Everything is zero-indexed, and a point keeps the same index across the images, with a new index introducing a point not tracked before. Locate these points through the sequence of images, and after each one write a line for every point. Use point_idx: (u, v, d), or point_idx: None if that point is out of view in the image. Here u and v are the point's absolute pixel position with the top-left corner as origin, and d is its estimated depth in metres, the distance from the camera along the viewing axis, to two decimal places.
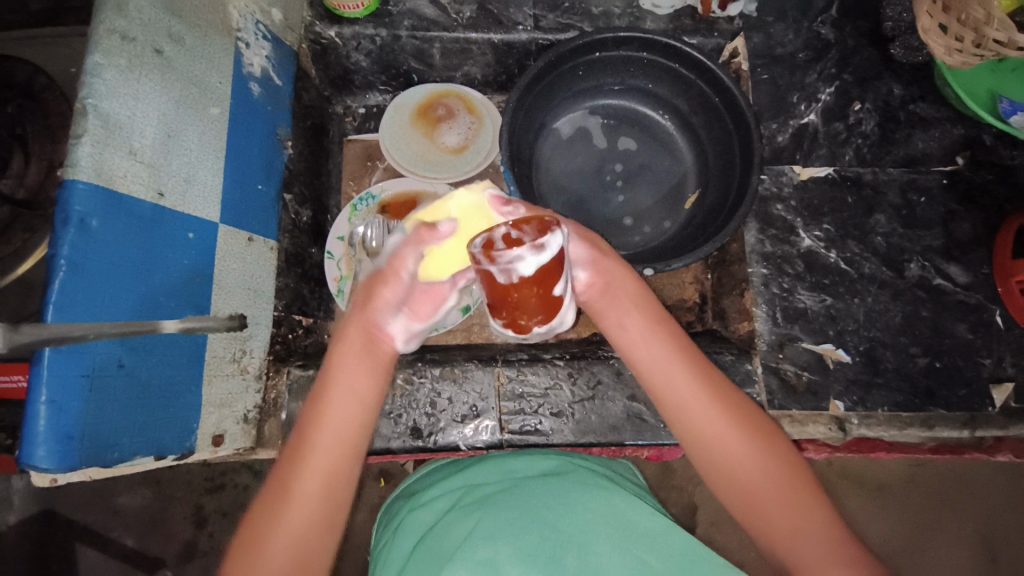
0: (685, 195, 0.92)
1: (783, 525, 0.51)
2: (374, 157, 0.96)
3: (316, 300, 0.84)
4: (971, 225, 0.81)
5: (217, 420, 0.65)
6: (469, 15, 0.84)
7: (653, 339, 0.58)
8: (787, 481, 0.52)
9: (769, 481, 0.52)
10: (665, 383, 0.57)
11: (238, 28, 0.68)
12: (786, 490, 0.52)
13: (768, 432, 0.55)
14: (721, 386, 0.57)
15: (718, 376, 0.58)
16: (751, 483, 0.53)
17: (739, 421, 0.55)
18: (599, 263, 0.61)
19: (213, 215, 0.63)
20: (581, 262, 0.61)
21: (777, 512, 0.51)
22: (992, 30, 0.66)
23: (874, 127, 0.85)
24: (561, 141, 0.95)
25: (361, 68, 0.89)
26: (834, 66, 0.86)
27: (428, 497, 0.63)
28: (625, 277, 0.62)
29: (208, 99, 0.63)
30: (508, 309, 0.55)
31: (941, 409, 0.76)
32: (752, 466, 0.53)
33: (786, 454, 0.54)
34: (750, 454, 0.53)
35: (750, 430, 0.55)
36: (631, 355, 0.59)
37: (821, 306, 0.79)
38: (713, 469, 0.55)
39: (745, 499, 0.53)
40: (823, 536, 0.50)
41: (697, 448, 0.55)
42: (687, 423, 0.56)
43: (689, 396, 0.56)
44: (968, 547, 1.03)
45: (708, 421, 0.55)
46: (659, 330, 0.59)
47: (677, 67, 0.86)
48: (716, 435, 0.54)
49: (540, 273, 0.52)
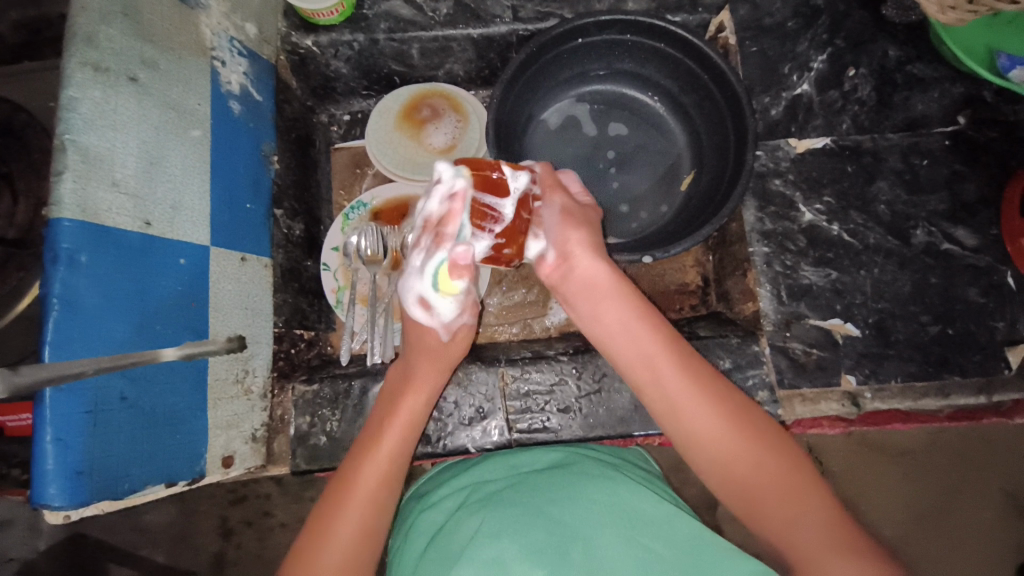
0: (680, 177, 0.91)
1: (777, 517, 0.50)
2: (362, 164, 0.95)
3: (316, 312, 0.83)
4: (976, 186, 0.79)
5: (226, 441, 0.65)
6: (446, 11, 0.82)
7: (637, 334, 0.60)
8: (788, 476, 0.52)
9: (763, 472, 0.52)
10: (651, 381, 0.58)
11: (212, 46, 0.68)
12: (781, 480, 0.51)
13: (762, 421, 0.55)
14: (718, 385, 0.57)
15: (712, 372, 0.58)
16: (746, 476, 0.52)
17: (730, 415, 0.55)
18: (569, 247, 0.65)
19: (203, 238, 0.63)
20: (552, 244, 0.66)
21: (770, 504, 0.51)
22: None
23: (871, 92, 0.82)
24: (551, 132, 0.93)
25: (342, 75, 0.88)
26: (825, 32, 0.84)
27: (437, 497, 0.63)
28: (606, 274, 0.64)
29: (188, 121, 0.63)
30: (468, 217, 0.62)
31: (956, 376, 0.74)
32: (746, 459, 0.53)
33: (781, 437, 0.54)
34: (741, 444, 0.53)
35: (747, 428, 0.54)
36: (614, 349, 0.62)
37: (826, 281, 0.78)
38: (704, 463, 0.55)
39: (739, 491, 0.53)
40: (823, 526, 0.49)
41: (689, 446, 0.56)
42: (679, 421, 0.56)
43: (672, 390, 0.57)
44: (994, 506, 1.02)
45: (696, 415, 0.55)
46: (647, 325, 0.60)
47: (664, 47, 0.84)
48: (705, 430, 0.55)
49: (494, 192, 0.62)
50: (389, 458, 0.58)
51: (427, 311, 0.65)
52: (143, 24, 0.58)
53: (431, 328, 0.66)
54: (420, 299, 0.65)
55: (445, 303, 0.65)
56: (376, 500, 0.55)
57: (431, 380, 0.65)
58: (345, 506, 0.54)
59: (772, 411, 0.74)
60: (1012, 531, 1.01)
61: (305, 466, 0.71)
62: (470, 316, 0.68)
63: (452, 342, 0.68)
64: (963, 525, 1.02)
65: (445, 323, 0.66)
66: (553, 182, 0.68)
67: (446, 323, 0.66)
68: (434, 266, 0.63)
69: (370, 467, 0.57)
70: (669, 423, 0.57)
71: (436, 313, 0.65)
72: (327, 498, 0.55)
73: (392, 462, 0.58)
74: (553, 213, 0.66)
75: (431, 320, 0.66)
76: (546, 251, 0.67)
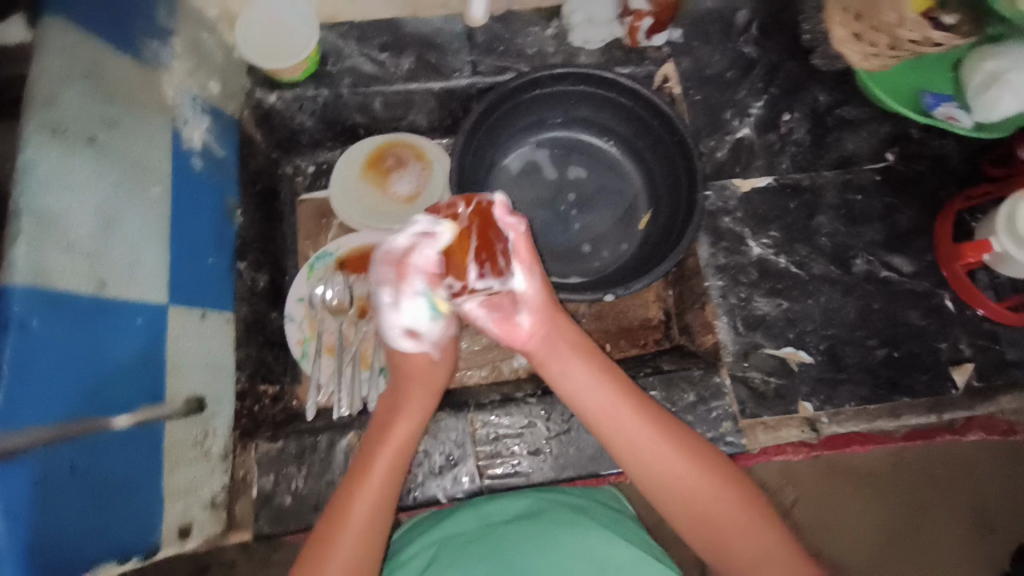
0: (638, 216, 0.95)
1: (746, 558, 0.52)
2: (328, 214, 0.94)
3: (281, 364, 0.82)
4: (909, 217, 0.85)
5: (184, 508, 0.63)
6: (408, 67, 0.86)
7: (599, 387, 0.60)
8: (752, 517, 0.53)
9: (724, 508, 0.54)
10: (616, 430, 0.58)
11: (175, 105, 0.69)
12: (746, 519, 0.53)
13: (718, 459, 0.57)
14: (678, 430, 0.58)
15: (668, 417, 0.60)
16: (716, 521, 0.53)
17: (696, 460, 0.56)
18: (542, 310, 0.64)
19: (161, 296, 0.62)
20: (528, 306, 0.64)
21: (739, 544, 0.52)
22: (906, 31, 0.72)
23: (806, 134, 0.88)
24: (513, 176, 0.96)
25: (307, 128, 0.89)
26: (761, 80, 0.90)
27: (406, 554, 0.60)
28: (564, 329, 0.64)
29: (148, 179, 0.63)
30: (485, 250, 0.63)
31: (907, 398, 0.78)
32: (713, 502, 0.54)
33: (741, 480, 0.56)
34: (704, 483, 0.55)
35: (712, 471, 0.55)
36: (584, 406, 0.61)
37: (778, 311, 0.81)
38: (672, 505, 0.55)
39: (701, 528, 0.54)
40: (782, 559, 0.51)
41: (658, 492, 0.56)
42: (643, 463, 0.56)
43: (636, 433, 0.57)
44: (962, 519, 1.01)
45: (659, 455, 0.56)
46: (607, 376, 0.61)
47: (616, 97, 0.89)
48: (669, 473, 0.55)
49: (484, 222, 0.63)
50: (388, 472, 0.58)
51: (415, 339, 0.66)
52: (106, 85, 0.59)
53: (421, 351, 0.67)
54: (407, 332, 0.65)
55: (434, 327, 0.65)
56: (387, 499, 0.56)
57: (426, 401, 0.65)
58: (349, 513, 0.54)
59: (735, 440, 0.76)
60: (983, 544, 1.00)
61: (269, 529, 0.69)
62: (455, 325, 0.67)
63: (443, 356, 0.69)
64: (936, 541, 1.01)
65: (434, 342, 0.67)
66: (533, 251, 0.64)
67: (434, 340, 0.67)
68: (417, 291, 0.62)
69: (380, 469, 0.58)
70: (636, 473, 0.57)
71: (423, 338, 0.66)
72: (316, 534, 0.54)
73: (391, 477, 0.58)
74: (528, 275, 0.63)
75: (419, 344, 0.66)
76: (518, 317, 0.64)
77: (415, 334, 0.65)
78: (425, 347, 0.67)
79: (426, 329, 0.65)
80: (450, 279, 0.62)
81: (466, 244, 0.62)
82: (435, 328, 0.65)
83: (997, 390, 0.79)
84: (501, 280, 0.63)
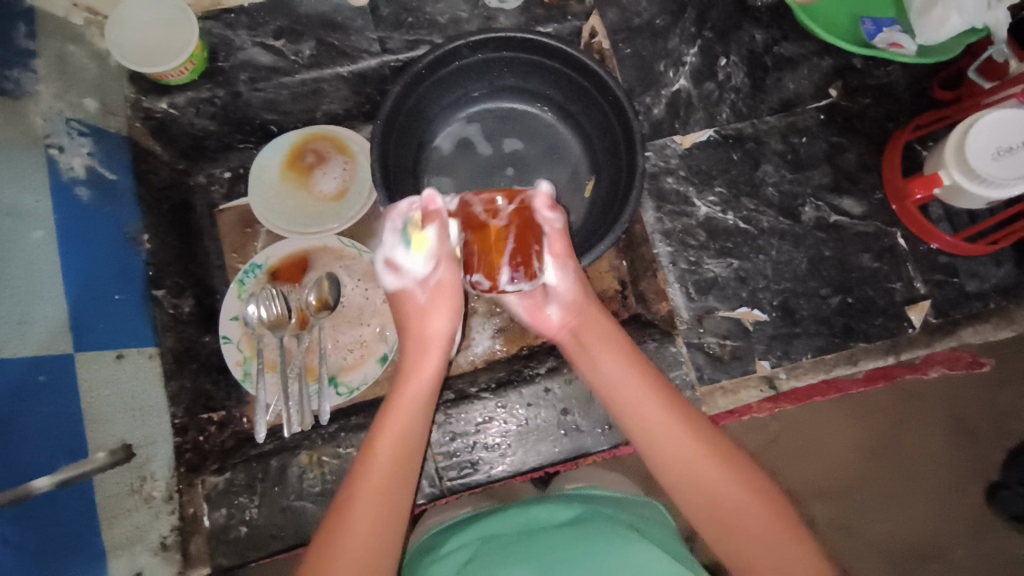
0: (582, 184, 0.90)
1: (757, 551, 0.52)
2: (252, 223, 0.88)
3: (224, 390, 0.78)
4: (856, 155, 0.82)
5: (130, 558, 0.61)
6: (309, 53, 0.79)
7: (622, 375, 0.60)
8: (767, 509, 0.53)
9: (741, 501, 0.53)
10: (634, 415, 0.58)
11: (46, 134, 0.64)
12: (761, 513, 0.53)
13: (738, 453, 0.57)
14: (699, 421, 0.58)
15: (689, 408, 0.59)
16: (731, 514, 0.53)
17: (715, 451, 0.56)
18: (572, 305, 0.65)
19: (66, 346, 0.59)
20: (558, 300, 0.65)
21: (752, 537, 0.52)
22: None
23: (744, 78, 0.83)
24: (445, 158, 0.91)
25: (211, 132, 0.82)
26: (693, 25, 0.84)
27: (444, 551, 0.60)
28: (584, 323, 0.64)
29: (26, 224, 0.58)
30: (521, 253, 0.60)
31: (863, 343, 0.78)
32: (730, 492, 0.54)
33: (758, 474, 0.56)
34: (735, 483, 0.54)
35: (732, 464, 0.55)
36: (606, 393, 0.61)
37: (729, 271, 0.79)
38: (690, 495, 0.55)
39: (720, 525, 0.54)
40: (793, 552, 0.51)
41: (675, 479, 0.56)
42: (662, 448, 0.56)
43: (660, 423, 0.57)
44: (943, 429, 0.96)
45: (677, 442, 0.56)
46: (631, 365, 0.61)
47: (542, 59, 0.82)
48: (688, 460, 0.55)
49: (523, 224, 0.60)
50: (392, 454, 0.56)
51: (396, 272, 0.64)
52: None
53: (405, 286, 0.64)
54: (389, 264, 0.64)
55: (417, 262, 0.63)
56: (389, 486, 0.54)
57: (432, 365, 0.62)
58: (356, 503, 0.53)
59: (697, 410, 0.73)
60: (965, 450, 0.96)
61: (229, 563, 0.67)
62: (446, 268, 0.63)
63: (433, 304, 0.64)
64: (916, 453, 0.96)
65: (417, 279, 0.64)
66: (568, 246, 0.65)
67: (421, 279, 0.64)
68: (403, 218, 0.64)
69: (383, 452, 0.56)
70: (655, 459, 0.57)
71: (405, 272, 0.64)
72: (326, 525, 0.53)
73: (393, 463, 0.55)
74: (562, 272, 0.64)
75: (402, 280, 0.64)
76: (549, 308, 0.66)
77: (396, 266, 0.64)
78: (405, 283, 0.64)
79: (407, 262, 0.64)
80: (481, 275, 0.60)
81: (499, 240, 0.59)
82: (414, 260, 0.63)
83: (956, 323, 0.78)
84: (531, 283, 0.62)
